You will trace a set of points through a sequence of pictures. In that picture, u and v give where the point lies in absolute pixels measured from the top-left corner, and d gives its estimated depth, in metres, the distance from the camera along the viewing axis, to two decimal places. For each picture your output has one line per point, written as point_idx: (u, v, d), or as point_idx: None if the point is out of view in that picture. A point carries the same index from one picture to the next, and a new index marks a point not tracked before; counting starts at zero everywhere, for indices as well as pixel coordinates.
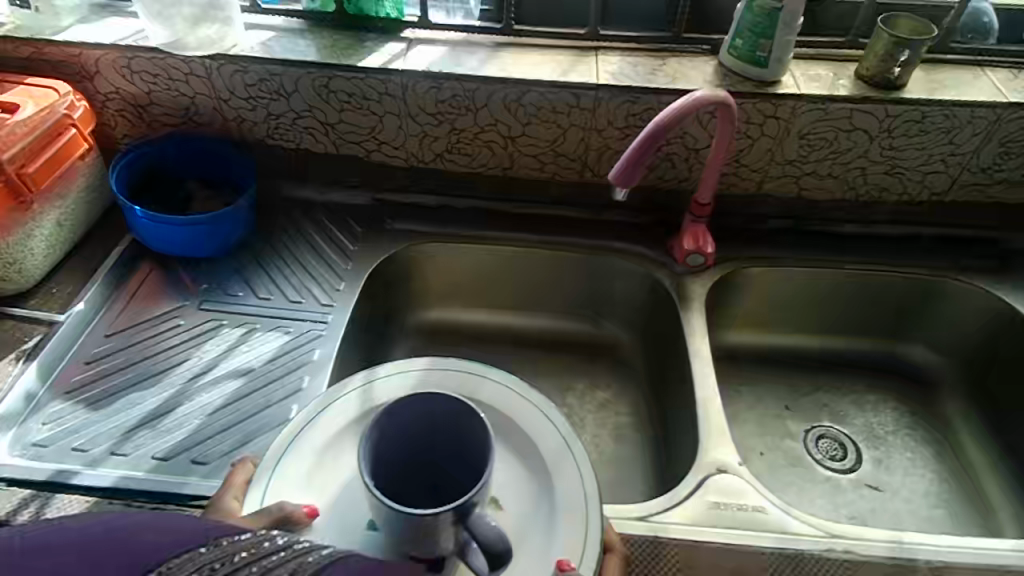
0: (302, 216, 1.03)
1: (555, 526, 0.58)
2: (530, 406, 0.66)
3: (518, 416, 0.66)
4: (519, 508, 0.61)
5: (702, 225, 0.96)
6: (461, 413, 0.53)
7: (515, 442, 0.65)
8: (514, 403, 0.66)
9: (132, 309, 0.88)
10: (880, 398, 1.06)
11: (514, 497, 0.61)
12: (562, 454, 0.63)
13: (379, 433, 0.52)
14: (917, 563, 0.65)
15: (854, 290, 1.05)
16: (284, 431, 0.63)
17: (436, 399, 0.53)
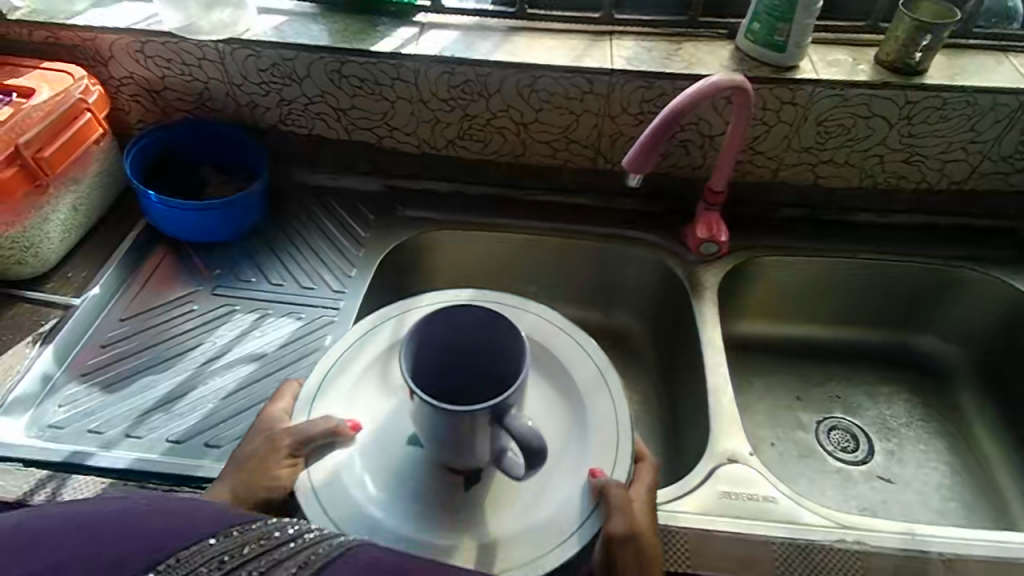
0: (314, 202, 1.03)
1: (588, 440, 0.65)
2: (561, 334, 0.73)
3: (550, 343, 0.73)
4: (555, 424, 0.67)
5: (716, 213, 0.95)
6: (494, 323, 0.60)
7: (548, 367, 0.71)
8: (546, 331, 0.73)
9: (145, 293, 0.89)
10: (894, 390, 1.05)
11: (550, 416, 0.68)
12: (592, 376, 0.69)
13: (419, 345, 0.60)
14: (930, 555, 0.64)
15: (868, 280, 1.04)
16: (323, 359, 0.70)
17: (471, 311, 0.61)
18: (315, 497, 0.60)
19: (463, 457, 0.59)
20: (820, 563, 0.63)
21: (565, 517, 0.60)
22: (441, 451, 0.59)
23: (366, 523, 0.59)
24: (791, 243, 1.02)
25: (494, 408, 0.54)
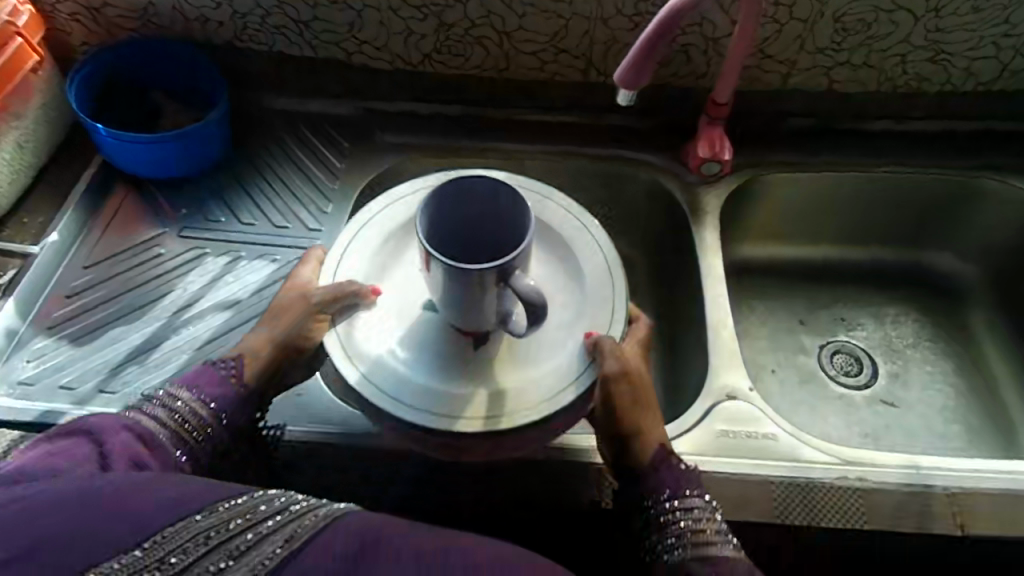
0: (283, 130, 0.95)
1: (586, 305, 0.71)
2: (567, 212, 0.76)
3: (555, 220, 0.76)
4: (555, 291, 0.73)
5: (719, 128, 0.87)
6: (501, 192, 0.63)
7: (552, 242, 0.75)
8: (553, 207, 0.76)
9: (108, 238, 0.83)
10: (901, 310, 1.00)
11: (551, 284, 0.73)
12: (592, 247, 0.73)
13: (432, 211, 0.63)
14: (934, 489, 0.62)
15: (882, 195, 0.97)
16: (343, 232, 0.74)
17: (480, 183, 0.63)
18: (344, 357, 0.67)
19: (474, 318, 0.64)
20: (820, 502, 0.61)
21: (564, 370, 0.67)
22: (452, 315, 0.65)
23: (389, 380, 0.66)
24: (800, 158, 0.95)
25: (500, 267, 0.57)
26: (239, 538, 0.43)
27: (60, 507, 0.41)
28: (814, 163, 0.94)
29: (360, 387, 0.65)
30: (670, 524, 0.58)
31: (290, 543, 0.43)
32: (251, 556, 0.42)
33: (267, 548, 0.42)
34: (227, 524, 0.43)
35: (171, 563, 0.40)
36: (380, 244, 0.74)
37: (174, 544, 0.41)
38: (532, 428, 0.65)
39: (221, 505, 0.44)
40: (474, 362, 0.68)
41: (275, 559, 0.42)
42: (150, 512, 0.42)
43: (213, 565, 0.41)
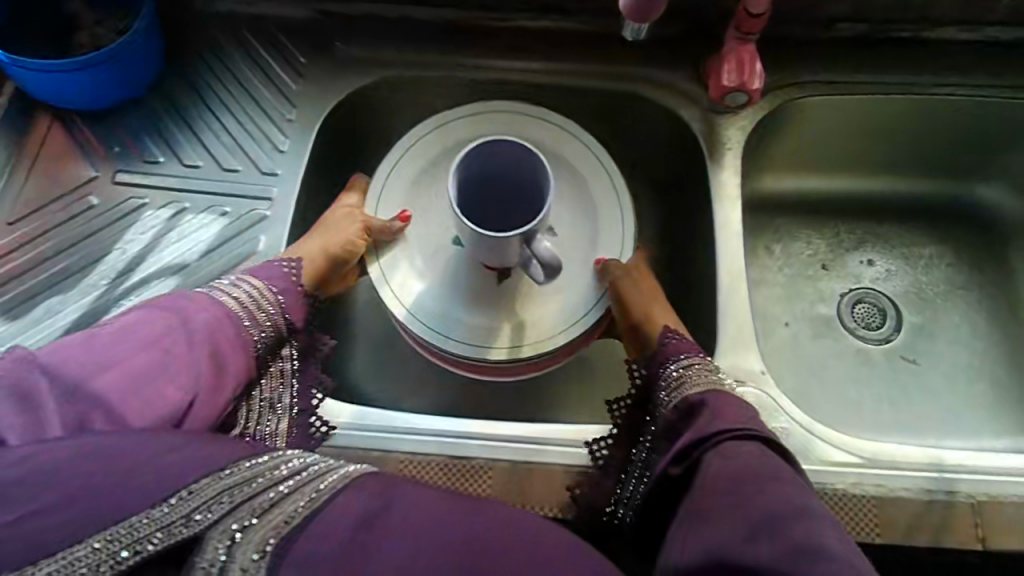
0: (226, 42, 0.79)
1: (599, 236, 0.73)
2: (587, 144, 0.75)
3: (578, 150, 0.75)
4: (575, 227, 0.74)
5: (751, 47, 0.70)
6: (523, 155, 0.62)
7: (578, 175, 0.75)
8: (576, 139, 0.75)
9: (32, 184, 0.72)
10: (937, 253, 0.89)
11: (573, 219, 0.74)
12: (602, 176, 0.74)
13: (460, 171, 0.61)
14: (957, 496, 0.56)
15: (936, 121, 0.82)
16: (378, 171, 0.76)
17: (501, 144, 0.61)
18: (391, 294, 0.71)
19: (497, 257, 0.62)
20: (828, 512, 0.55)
21: (579, 300, 0.71)
22: (477, 253, 0.62)
23: (431, 314, 0.70)
24: (844, 75, 0.79)
25: (524, 232, 0.58)
26: (261, 498, 0.47)
27: (91, 460, 0.44)
28: (860, 82, 0.79)
29: (408, 323, 0.70)
30: (669, 382, 0.61)
31: (308, 506, 0.47)
32: (268, 518, 0.45)
33: (285, 507, 0.47)
34: (248, 484, 0.48)
35: (197, 519, 0.44)
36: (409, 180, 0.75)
37: (203, 499, 0.45)
38: (549, 358, 0.70)
39: (243, 465, 0.49)
40: (499, 295, 0.70)
41: (292, 520, 0.45)
42: (177, 469, 0.46)
43: (234, 525, 0.44)
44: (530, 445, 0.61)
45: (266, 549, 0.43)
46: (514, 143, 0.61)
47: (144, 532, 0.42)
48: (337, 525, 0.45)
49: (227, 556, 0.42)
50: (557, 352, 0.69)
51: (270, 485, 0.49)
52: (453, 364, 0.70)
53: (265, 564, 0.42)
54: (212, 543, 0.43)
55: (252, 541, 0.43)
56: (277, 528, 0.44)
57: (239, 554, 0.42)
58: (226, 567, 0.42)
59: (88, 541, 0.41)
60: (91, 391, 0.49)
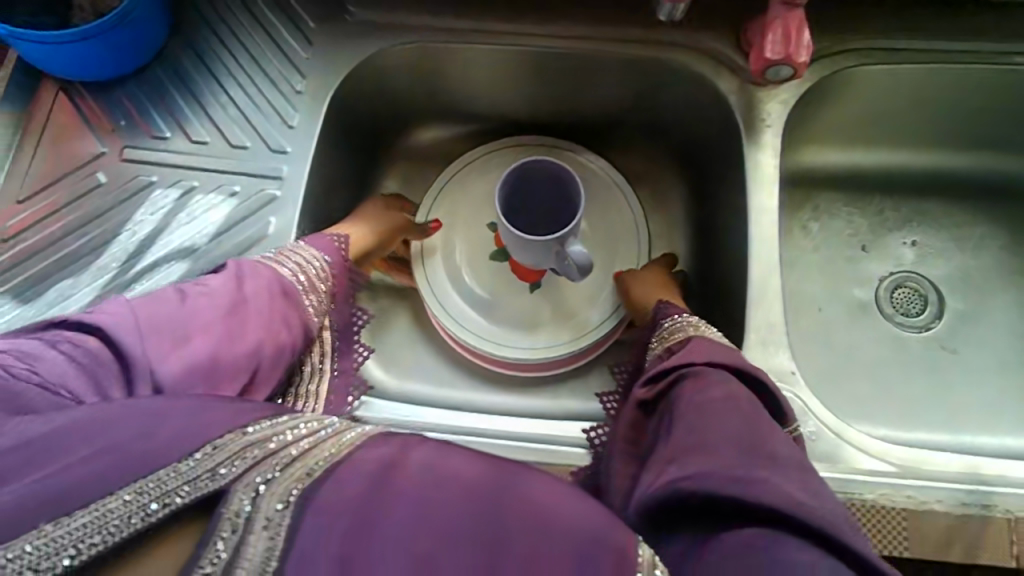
0: (232, 5, 0.75)
1: (618, 251, 0.81)
2: (602, 171, 0.82)
3: (596, 175, 0.82)
4: (596, 244, 0.82)
5: (799, 14, 0.63)
6: (563, 173, 0.69)
7: (596, 197, 0.82)
8: (594, 165, 0.82)
9: (39, 163, 0.70)
10: (989, 233, 0.83)
11: (594, 235, 0.82)
12: (618, 197, 0.81)
13: (507, 188, 0.70)
14: (994, 511, 0.53)
15: (998, 93, 0.74)
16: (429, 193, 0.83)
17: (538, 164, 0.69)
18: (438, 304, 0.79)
19: (539, 258, 0.72)
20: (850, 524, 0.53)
21: (600, 306, 0.79)
22: (525, 255, 0.73)
23: (476, 324, 0.79)
24: (900, 41, 0.72)
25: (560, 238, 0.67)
26: (285, 451, 0.41)
27: (121, 421, 0.40)
28: (919, 46, 0.72)
29: (454, 328, 0.79)
30: (661, 336, 0.63)
31: (333, 461, 0.40)
32: (291, 468, 0.39)
33: (312, 461, 0.40)
34: (273, 440, 0.42)
35: (222, 473, 0.38)
36: (450, 202, 0.83)
37: (227, 454, 0.39)
38: (573, 354, 0.78)
39: (264, 426, 0.43)
40: (534, 304, 0.80)
41: (315, 473, 0.39)
42: (207, 424, 0.42)
43: (260, 476, 0.38)
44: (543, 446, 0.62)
45: (291, 496, 0.37)
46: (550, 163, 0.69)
47: (172, 484, 0.36)
48: (354, 481, 0.38)
49: (252, 504, 0.36)
50: (585, 350, 0.78)
51: (295, 441, 0.42)
52: (493, 362, 0.79)
53: (292, 509, 0.36)
54: (236, 495, 0.37)
55: (277, 490, 0.37)
56: (302, 480, 0.38)
57: (263, 502, 0.36)
58: (253, 514, 0.35)
59: (119, 493, 0.36)
60: (171, 353, 0.49)
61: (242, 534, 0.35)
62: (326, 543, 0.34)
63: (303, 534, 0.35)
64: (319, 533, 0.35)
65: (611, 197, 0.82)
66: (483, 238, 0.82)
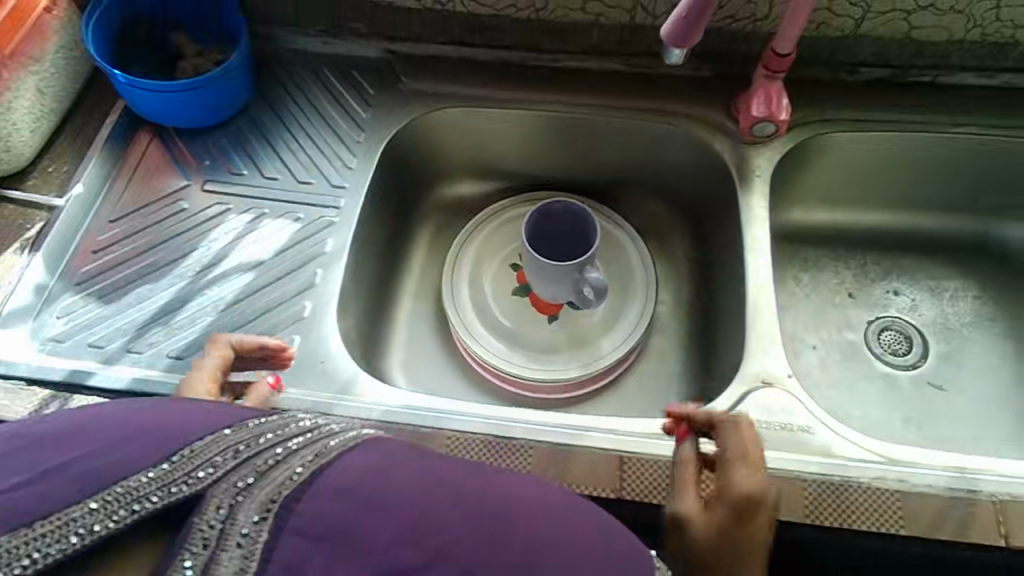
0: (305, 76, 0.90)
1: (627, 290, 0.90)
2: (613, 220, 0.93)
3: (608, 223, 0.93)
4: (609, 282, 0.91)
5: (778, 83, 0.79)
6: (582, 212, 0.80)
7: (608, 242, 0.92)
8: (606, 214, 0.93)
9: (131, 191, 0.81)
10: (962, 286, 0.92)
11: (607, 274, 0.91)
12: (627, 243, 0.92)
13: (533, 225, 0.81)
14: (979, 495, 0.58)
15: (956, 163, 0.86)
16: (459, 236, 0.93)
17: (560, 206, 0.80)
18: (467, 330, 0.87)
19: (557, 289, 0.82)
20: (855, 501, 0.58)
21: (613, 337, 0.87)
22: (544, 287, 0.83)
23: (499, 350, 0.87)
24: (868, 113, 0.84)
25: (578, 265, 0.78)
26: (272, 449, 0.41)
27: (112, 417, 0.39)
28: (886, 120, 0.84)
29: (481, 352, 0.86)
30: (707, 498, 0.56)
31: (323, 459, 0.40)
32: (275, 473, 0.39)
33: (299, 459, 0.40)
34: (257, 437, 0.41)
35: (199, 477, 0.37)
36: (477, 243, 0.93)
37: (203, 457, 0.38)
38: (589, 379, 0.85)
39: (253, 422, 0.43)
40: (553, 333, 0.88)
41: (301, 477, 0.38)
42: (190, 424, 0.40)
43: (242, 481, 0.38)
44: (570, 432, 0.63)
45: (270, 507, 0.37)
46: (572, 205, 0.80)
47: (147, 488, 0.36)
48: (344, 487, 0.38)
49: (227, 519, 0.36)
50: (607, 368, 0.85)
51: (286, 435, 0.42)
52: (514, 384, 0.85)
53: (267, 529, 0.36)
54: (214, 503, 0.37)
55: (259, 500, 0.37)
56: (284, 487, 0.38)
57: (239, 518, 0.36)
58: (227, 526, 0.36)
59: (83, 502, 0.35)
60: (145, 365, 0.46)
61: (215, 552, 0.34)
62: (309, 558, 0.35)
63: (278, 550, 0.35)
64: (303, 549, 0.35)
65: (620, 238, 0.92)
66: (507, 275, 0.92)
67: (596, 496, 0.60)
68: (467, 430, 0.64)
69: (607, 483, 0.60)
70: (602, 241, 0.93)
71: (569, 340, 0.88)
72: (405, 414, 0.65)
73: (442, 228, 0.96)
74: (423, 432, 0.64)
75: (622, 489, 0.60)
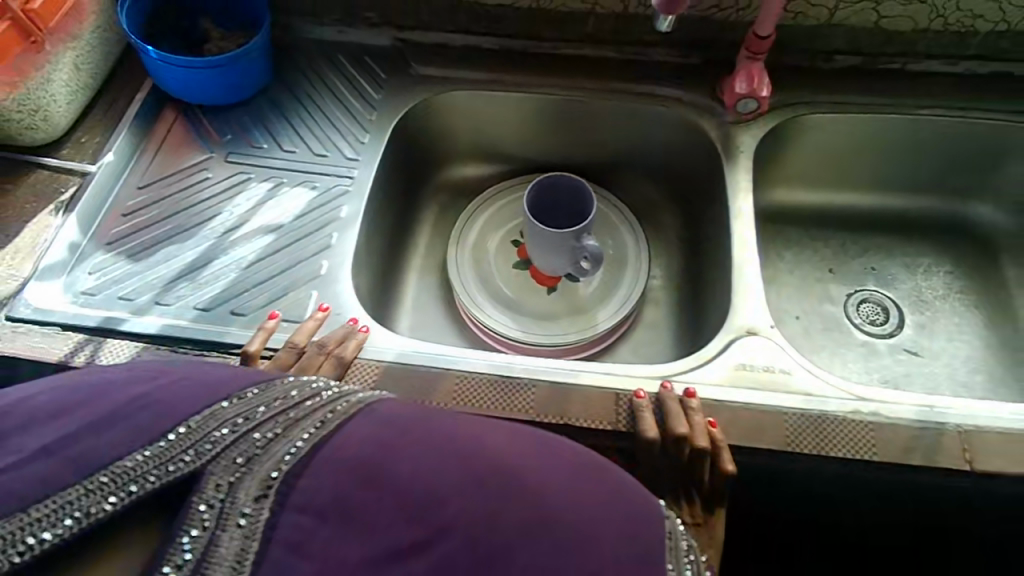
0: (320, 60, 0.96)
1: (625, 263, 0.95)
2: (609, 200, 0.99)
3: (605, 201, 0.99)
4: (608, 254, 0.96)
5: (759, 64, 0.86)
6: (579, 186, 0.86)
7: (606, 218, 0.98)
8: (604, 194, 0.99)
9: (159, 161, 0.86)
10: (934, 262, 0.98)
11: (606, 246, 0.96)
12: (621, 220, 0.98)
13: (534, 196, 0.87)
14: (947, 426, 0.64)
15: (924, 143, 0.93)
16: (464, 212, 0.99)
17: (560, 179, 0.86)
18: (471, 295, 0.92)
19: (556, 260, 0.87)
20: (832, 432, 0.64)
21: (611, 305, 0.92)
22: (542, 257, 0.88)
23: (501, 317, 0.91)
24: (843, 97, 0.91)
25: (577, 231, 0.83)
26: (271, 426, 0.44)
27: (114, 390, 0.42)
28: (860, 103, 0.91)
29: (484, 317, 0.91)
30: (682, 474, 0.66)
31: (320, 433, 0.43)
32: (273, 450, 0.42)
33: (295, 434, 0.43)
34: (254, 411, 0.44)
35: (194, 456, 0.41)
36: (481, 219, 0.98)
37: (202, 433, 0.41)
38: (590, 341, 0.89)
39: (250, 393, 0.46)
40: (552, 302, 0.93)
41: (299, 451, 0.41)
42: (184, 399, 0.43)
43: (239, 459, 0.42)
44: (570, 373, 0.68)
45: (270, 484, 0.39)
46: (569, 178, 0.86)
47: (145, 467, 0.39)
48: (341, 462, 0.40)
49: (225, 498, 0.39)
50: (604, 331, 0.89)
51: (282, 411, 0.45)
52: (516, 347, 0.89)
53: (268, 506, 0.38)
54: (212, 481, 0.40)
55: (257, 478, 0.40)
56: (281, 463, 0.41)
57: (239, 497, 0.39)
58: (226, 505, 0.39)
59: (80, 483, 0.38)
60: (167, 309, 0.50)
61: (214, 533, 0.37)
62: (310, 535, 0.37)
63: (280, 528, 0.37)
64: (305, 527, 0.37)
65: (615, 217, 0.98)
66: (508, 248, 0.97)
67: (593, 428, 0.65)
68: (474, 371, 0.69)
69: (604, 417, 0.66)
70: (599, 218, 0.98)
71: (568, 307, 0.93)
72: (414, 359, 0.70)
73: (446, 207, 1.01)
74: (434, 374, 0.69)
75: (619, 421, 0.66)
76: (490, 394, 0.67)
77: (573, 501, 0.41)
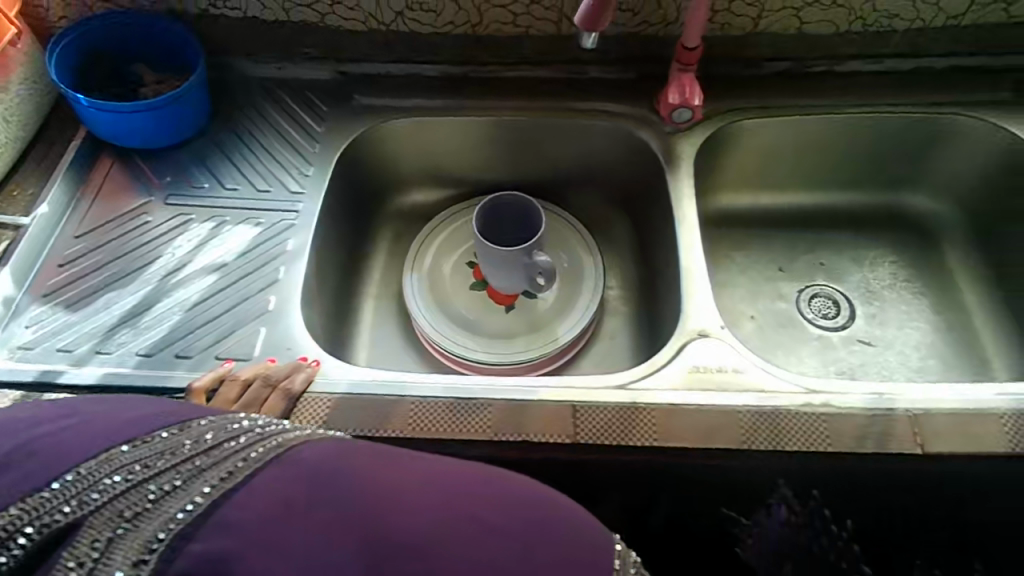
0: (260, 97, 0.96)
1: (581, 276, 0.95)
2: (558, 215, 1.00)
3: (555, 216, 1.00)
4: (564, 266, 0.96)
5: (690, 74, 0.89)
6: (522, 203, 0.87)
7: (557, 232, 0.99)
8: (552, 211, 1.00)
9: (94, 210, 0.84)
10: (878, 253, 1.00)
11: (561, 259, 0.97)
12: (571, 232, 0.99)
13: (482, 215, 0.86)
14: (896, 411, 0.66)
15: (852, 141, 0.97)
16: (418, 238, 0.98)
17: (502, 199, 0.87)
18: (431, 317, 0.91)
19: (508, 280, 0.87)
20: (786, 428, 0.65)
21: (572, 315, 0.92)
22: (496, 278, 0.88)
23: (457, 339, 0.90)
24: (775, 101, 0.94)
25: (527, 250, 0.83)
26: (172, 475, 0.38)
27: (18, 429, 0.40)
28: (792, 105, 0.94)
29: (443, 340, 0.90)
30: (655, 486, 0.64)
31: (225, 485, 0.36)
32: (166, 505, 0.35)
33: (194, 488, 0.36)
34: (156, 457, 0.39)
35: (75, 507, 0.36)
36: (433, 243, 0.98)
37: (90, 480, 0.37)
38: (552, 358, 0.89)
39: (158, 436, 0.40)
40: (510, 320, 0.93)
41: (193, 508, 0.35)
42: (80, 443, 0.39)
43: (126, 512, 0.36)
44: (525, 389, 0.68)
45: (151, 548, 0.33)
46: (511, 195, 0.87)
47: (21, 521, 0.35)
48: (244, 522, 0.34)
49: (98, 559, 0.34)
50: (564, 345, 0.89)
51: (187, 459, 0.39)
52: (477, 368, 0.89)
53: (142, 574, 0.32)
54: (90, 535, 0.35)
55: (138, 540, 0.34)
56: (169, 523, 0.34)
57: (114, 559, 0.33)
58: (97, 568, 0.33)
59: None
60: None
61: None
62: None
63: None
64: None
65: (564, 230, 0.99)
66: (463, 270, 0.97)
67: (551, 442, 0.65)
68: (429, 395, 0.68)
69: (561, 429, 0.66)
70: (551, 232, 0.99)
71: (528, 324, 0.92)
72: (367, 389, 0.68)
73: (399, 234, 1.01)
74: (389, 402, 0.68)
75: (576, 433, 0.65)
76: (446, 417, 0.66)
77: (509, 542, 0.37)
